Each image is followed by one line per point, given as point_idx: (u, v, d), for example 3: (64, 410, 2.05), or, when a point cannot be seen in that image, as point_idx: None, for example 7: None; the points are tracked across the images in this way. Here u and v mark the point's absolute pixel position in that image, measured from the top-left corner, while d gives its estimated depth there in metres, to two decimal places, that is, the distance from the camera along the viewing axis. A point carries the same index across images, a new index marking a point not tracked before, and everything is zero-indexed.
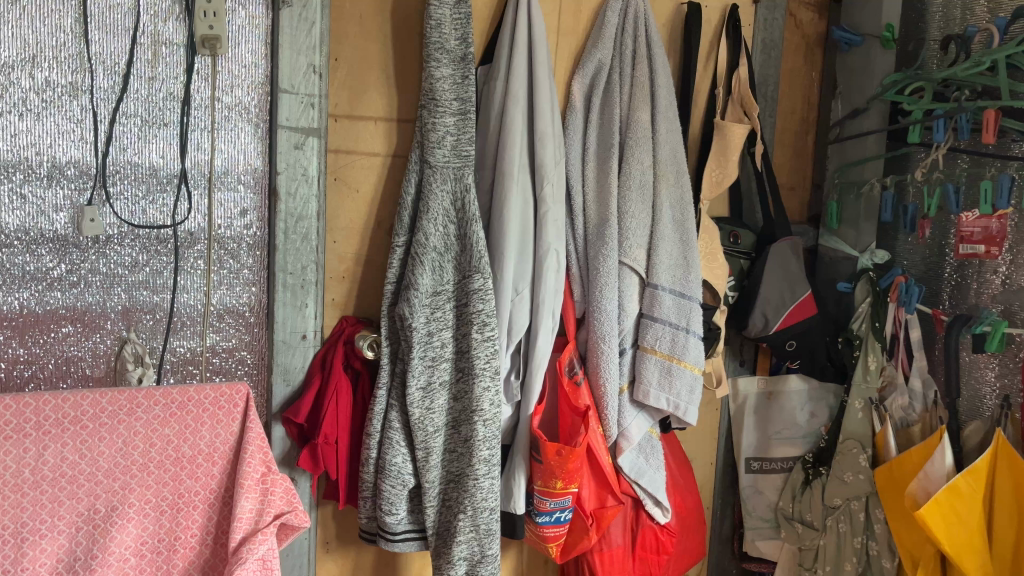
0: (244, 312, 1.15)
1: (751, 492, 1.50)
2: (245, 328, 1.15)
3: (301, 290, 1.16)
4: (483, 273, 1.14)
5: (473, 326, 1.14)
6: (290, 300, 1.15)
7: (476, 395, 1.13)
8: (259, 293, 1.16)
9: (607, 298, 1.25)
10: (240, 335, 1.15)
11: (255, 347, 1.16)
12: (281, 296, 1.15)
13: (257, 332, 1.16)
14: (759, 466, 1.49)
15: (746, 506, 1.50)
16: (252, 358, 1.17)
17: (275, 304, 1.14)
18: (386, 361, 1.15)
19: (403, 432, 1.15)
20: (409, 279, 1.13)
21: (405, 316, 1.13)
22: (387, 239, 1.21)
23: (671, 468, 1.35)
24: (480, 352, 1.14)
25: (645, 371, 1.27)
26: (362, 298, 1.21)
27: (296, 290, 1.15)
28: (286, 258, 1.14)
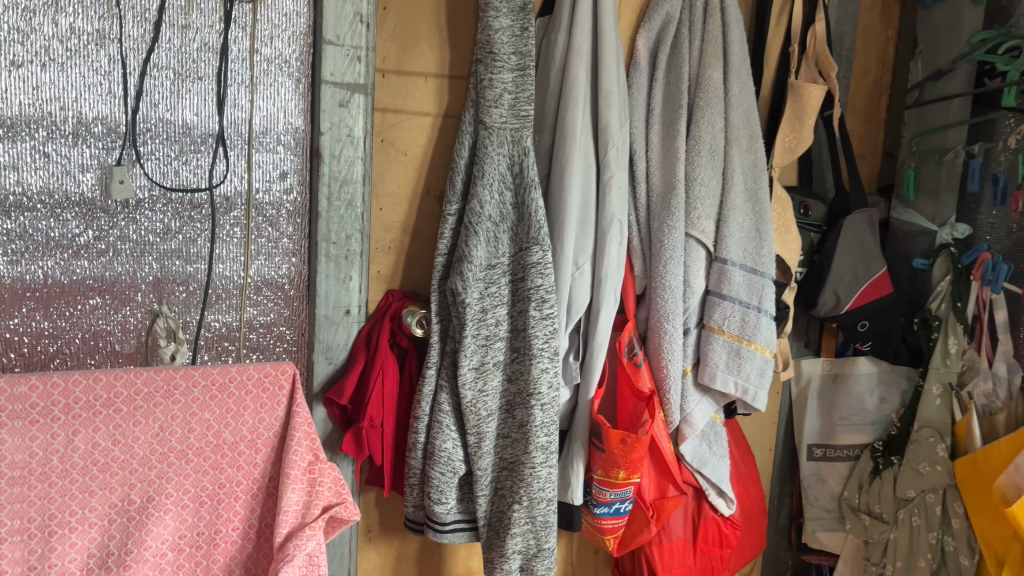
0: (283, 285, 1.07)
1: (813, 481, 1.41)
2: (284, 302, 1.07)
3: (345, 261, 1.07)
4: (543, 245, 1.04)
5: (530, 302, 1.04)
6: (333, 271, 1.06)
7: (533, 378, 1.05)
8: (300, 264, 1.07)
9: (673, 272, 1.15)
10: (280, 309, 1.07)
11: (296, 322, 1.08)
12: (322, 267, 1.05)
13: (297, 307, 1.08)
14: (823, 453, 1.40)
15: (807, 495, 1.41)
16: (292, 334, 1.08)
17: (317, 276, 1.06)
18: (436, 340, 1.07)
19: (454, 415, 1.07)
20: (463, 250, 1.04)
21: (458, 291, 1.04)
22: (436, 206, 1.11)
23: (735, 457, 1.27)
24: (538, 331, 1.05)
25: (712, 352, 1.18)
26: (408, 270, 1.12)
27: (339, 261, 1.06)
28: (328, 226, 1.05)
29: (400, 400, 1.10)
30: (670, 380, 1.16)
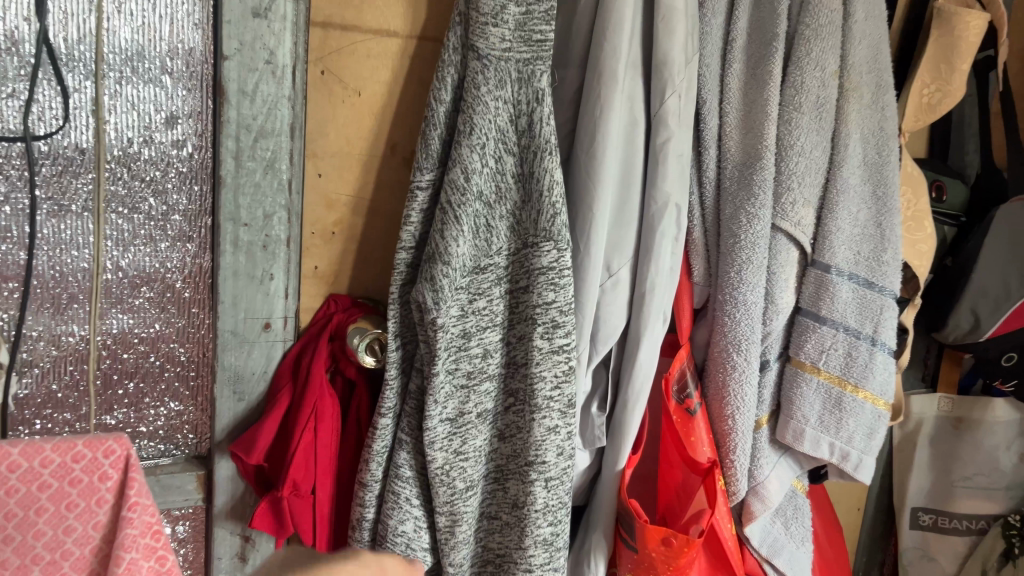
0: (175, 284, 0.73)
1: (915, 557, 1.05)
2: (174, 307, 0.73)
3: (265, 254, 0.72)
4: (559, 244, 0.69)
5: (535, 327, 0.70)
6: (248, 267, 0.72)
7: (535, 440, 0.70)
8: (200, 254, 0.73)
9: (753, 283, 0.79)
10: (169, 318, 0.73)
11: (194, 336, 0.75)
12: (229, 262, 0.71)
13: (196, 315, 0.74)
14: (932, 522, 1.04)
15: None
16: (188, 354, 0.75)
17: (218, 274, 0.71)
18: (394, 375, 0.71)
19: (418, 485, 0.73)
20: (436, 244, 0.68)
21: (425, 305, 0.69)
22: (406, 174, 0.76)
23: (819, 536, 0.91)
24: (545, 372, 0.70)
25: (800, 400, 0.82)
26: (363, 265, 0.77)
27: (254, 253, 0.72)
28: (237, 200, 0.70)
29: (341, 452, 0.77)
30: (738, 436, 0.82)
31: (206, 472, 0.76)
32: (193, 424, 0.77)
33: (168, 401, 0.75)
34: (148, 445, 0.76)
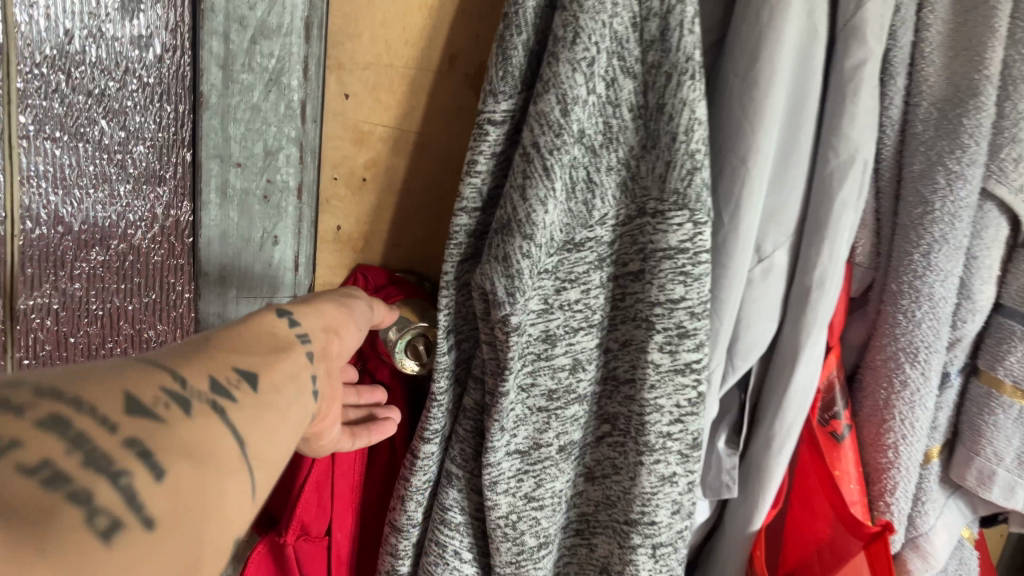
0: (141, 244, 0.52)
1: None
2: (141, 276, 0.53)
3: (266, 207, 0.52)
4: (696, 215, 0.46)
5: (654, 334, 0.48)
6: (241, 227, 0.52)
7: (642, 491, 0.49)
8: (175, 202, 0.52)
9: (946, 272, 0.56)
10: (134, 291, 0.53)
11: (169, 316, 0.54)
12: (215, 217, 0.51)
13: (171, 286, 0.54)
14: None
15: None
16: (160, 338, 0.55)
17: (201, 234, 0.52)
18: (443, 389, 0.50)
19: (472, 537, 0.53)
20: (514, 208, 0.46)
21: (492, 297, 0.47)
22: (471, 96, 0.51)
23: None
24: (663, 398, 0.48)
25: (992, 432, 0.59)
26: (404, 224, 0.55)
27: (251, 207, 0.51)
28: (226, 129, 0.49)
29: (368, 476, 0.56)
30: (901, 475, 0.61)
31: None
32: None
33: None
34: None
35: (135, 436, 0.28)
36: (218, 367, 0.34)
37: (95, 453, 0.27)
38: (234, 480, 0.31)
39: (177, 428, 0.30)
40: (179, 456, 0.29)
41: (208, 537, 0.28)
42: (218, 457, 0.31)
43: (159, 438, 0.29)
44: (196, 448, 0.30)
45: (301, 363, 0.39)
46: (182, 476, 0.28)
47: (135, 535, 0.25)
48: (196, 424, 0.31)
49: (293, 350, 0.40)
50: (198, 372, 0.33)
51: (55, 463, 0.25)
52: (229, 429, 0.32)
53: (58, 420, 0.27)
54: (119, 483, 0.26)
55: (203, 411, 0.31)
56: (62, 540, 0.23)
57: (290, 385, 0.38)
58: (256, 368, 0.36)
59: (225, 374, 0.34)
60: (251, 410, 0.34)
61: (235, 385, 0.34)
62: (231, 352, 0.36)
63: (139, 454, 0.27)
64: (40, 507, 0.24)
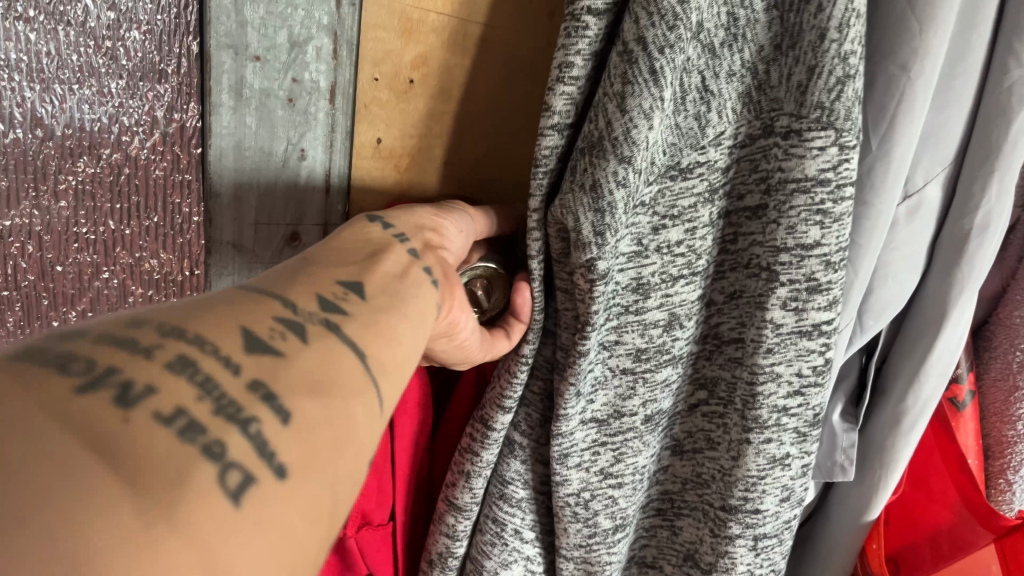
0: (138, 155, 0.43)
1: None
2: (139, 194, 0.44)
3: (292, 113, 0.42)
4: (843, 137, 0.36)
5: (775, 286, 0.38)
6: (261, 137, 0.42)
7: (745, 474, 0.41)
8: (177, 104, 0.42)
9: None
10: (132, 213, 0.44)
11: (174, 243, 0.46)
12: (228, 124, 0.41)
13: (175, 208, 0.45)
14: None
15: None
16: (163, 269, 0.46)
17: (211, 146, 0.41)
18: (527, 360, 0.41)
19: (535, 514, 0.45)
20: (609, 122, 0.35)
21: (577, 236, 0.36)
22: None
23: None
24: (779, 364, 0.39)
25: None
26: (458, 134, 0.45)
27: (271, 112, 0.42)
28: (242, 12, 0.38)
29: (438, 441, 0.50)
30: None
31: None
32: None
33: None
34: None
35: (259, 377, 0.23)
36: (324, 283, 0.29)
37: (222, 399, 0.21)
38: (362, 402, 0.25)
39: (300, 361, 0.24)
40: (306, 390, 0.24)
41: (347, 471, 0.24)
42: (344, 381, 0.25)
43: (282, 374, 0.23)
44: (326, 378, 0.25)
45: (403, 266, 0.34)
46: (313, 414, 0.23)
47: (271, 490, 0.21)
48: (325, 346, 0.26)
49: (391, 254, 0.34)
50: (306, 291, 0.28)
51: (191, 411, 0.20)
52: (355, 347, 0.27)
53: (186, 362, 0.22)
54: (250, 431, 0.21)
55: (324, 335, 0.26)
56: (194, 517, 0.18)
57: (410, 281, 0.33)
58: (364, 277, 0.31)
59: (331, 290, 0.29)
60: (367, 322, 0.29)
61: (343, 298, 0.29)
62: (333, 265, 0.31)
63: (264, 397, 0.22)
64: (172, 471, 0.19)
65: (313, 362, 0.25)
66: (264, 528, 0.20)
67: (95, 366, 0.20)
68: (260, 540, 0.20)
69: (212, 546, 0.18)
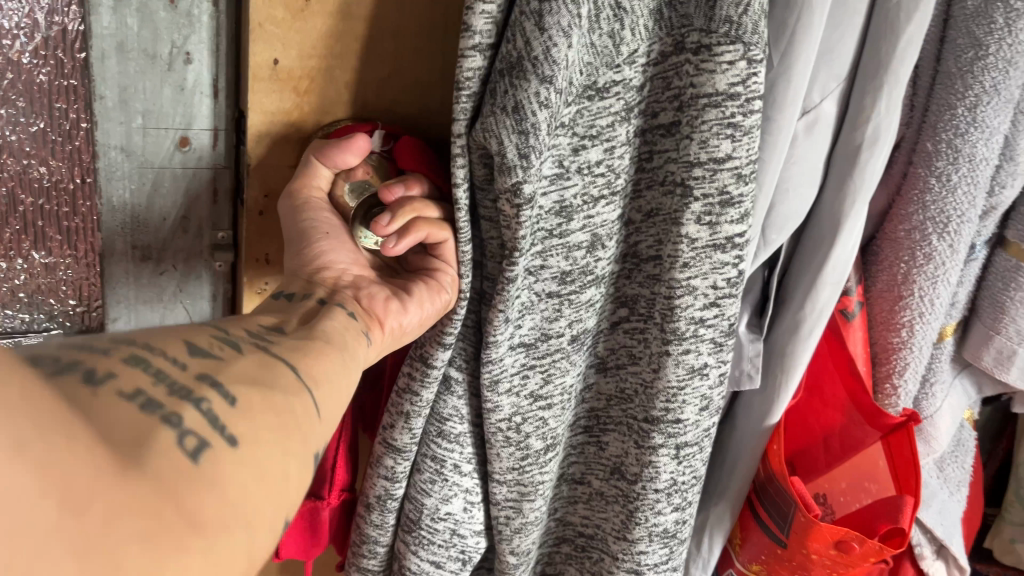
0: (20, 59, 0.41)
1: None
2: (24, 99, 0.42)
3: (173, 15, 0.42)
4: (751, 50, 0.37)
5: (691, 203, 0.39)
6: (143, 39, 0.42)
7: (666, 385, 0.43)
8: (59, 6, 0.40)
9: (991, 129, 0.50)
10: (16, 119, 0.42)
11: (60, 149, 0.44)
12: (108, 24, 0.41)
13: (62, 114, 0.43)
14: None
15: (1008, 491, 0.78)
16: (53, 177, 0.44)
17: (91, 46, 0.41)
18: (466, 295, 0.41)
19: (474, 447, 0.46)
20: (528, 41, 0.35)
21: (502, 160, 0.37)
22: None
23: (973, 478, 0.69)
24: (695, 278, 0.40)
25: (1014, 309, 0.57)
26: (376, 60, 0.41)
27: (154, 16, 0.42)
28: None
29: (366, 396, 0.51)
30: (911, 353, 0.57)
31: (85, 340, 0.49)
32: (72, 287, 0.48)
33: (30, 251, 0.46)
34: (5, 315, 0.47)
35: (205, 371, 0.27)
36: (248, 321, 0.33)
37: (174, 386, 0.26)
38: (298, 399, 0.29)
39: (240, 366, 0.29)
40: (246, 385, 0.28)
41: (292, 466, 0.27)
42: (278, 383, 0.29)
43: (223, 373, 0.28)
44: (263, 376, 0.29)
45: (322, 313, 0.37)
46: (253, 401, 0.27)
47: (225, 456, 0.24)
48: (256, 358, 0.30)
49: (308, 307, 0.37)
50: (238, 326, 0.32)
51: (148, 392, 0.24)
52: (287, 362, 0.31)
53: (138, 359, 0.26)
54: (203, 407, 0.25)
55: (259, 353, 0.30)
56: (161, 470, 0.22)
57: (329, 319, 0.36)
58: (287, 321, 0.35)
59: (256, 330, 0.33)
60: (294, 349, 0.32)
61: (268, 334, 0.33)
62: (256, 314, 0.35)
63: (211, 385, 0.27)
64: (138, 436, 0.23)
65: (252, 365, 0.29)
66: (217, 487, 0.24)
67: (58, 358, 0.23)
68: (213, 494, 0.23)
69: (175, 491, 0.22)
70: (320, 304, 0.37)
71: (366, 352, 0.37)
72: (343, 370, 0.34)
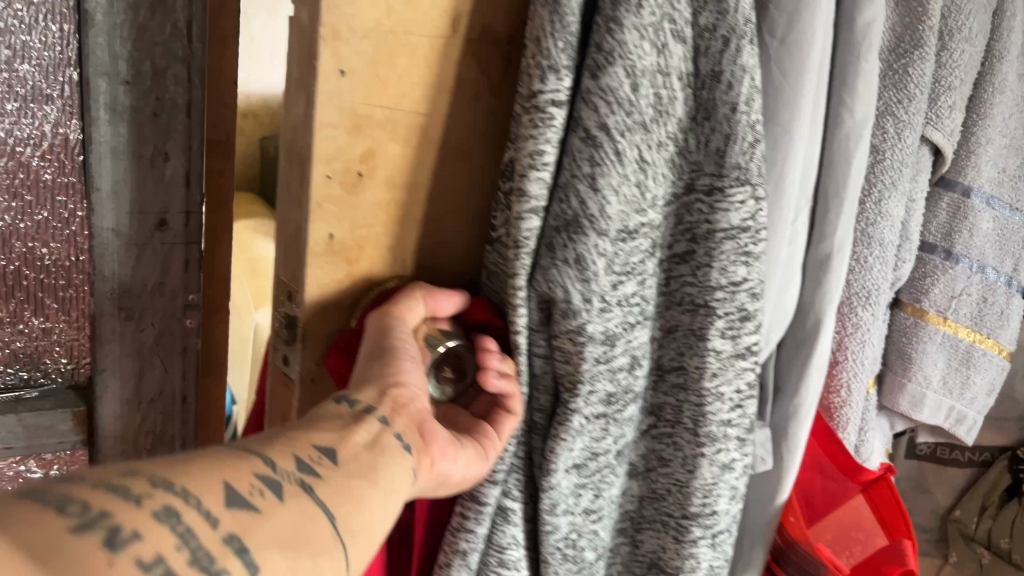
0: (30, 161, 0.49)
1: (909, 487, 0.90)
2: (29, 193, 0.50)
3: None
4: (757, 190, 0.43)
5: (715, 321, 0.45)
6: None
7: (703, 483, 0.47)
8: (65, 113, 0.50)
9: (893, 218, 0.61)
10: (22, 208, 0.51)
11: (60, 234, 0.52)
12: None
13: (62, 204, 0.51)
14: (930, 452, 0.89)
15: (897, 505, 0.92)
16: (53, 256, 0.52)
17: (90, 151, 0.47)
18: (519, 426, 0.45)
19: (527, 570, 0.48)
20: (582, 201, 0.40)
21: (568, 305, 0.41)
22: (514, 42, 0.44)
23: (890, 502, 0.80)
24: (724, 385, 0.46)
25: (920, 357, 0.68)
26: (415, 220, 0.44)
27: (142, 125, 0.48)
28: None
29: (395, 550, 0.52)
30: (851, 410, 0.65)
31: (87, 407, 0.54)
32: (64, 348, 0.54)
33: (30, 318, 0.53)
34: (5, 376, 0.54)
35: (232, 532, 0.28)
36: (302, 444, 0.34)
37: (196, 552, 0.27)
38: (329, 561, 0.30)
39: (272, 520, 0.30)
40: (276, 549, 0.29)
41: None
42: (313, 540, 0.30)
43: (252, 537, 0.28)
44: (294, 536, 0.30)
45: (372, 433, 0.37)
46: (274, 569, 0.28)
47: None
48: (295, 507, 0.31)
49: (361, 424, 0.37)
50: (285, 453, 0.33)
51: (166, 560, 0.25)
52: (328, 513, 0.32)
53: (169, 513, 0.27)
54: None
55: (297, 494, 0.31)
56: None
57: (381, 448, 0.37)
58: (337, 441, 0.36)
59: (308, 452, 0.34)
60: (339, 487, 0.33)
61: (317, 461, 0.34)
62: (306, 429, 0.35)
63: (237, 550, 0.28)
64: None
65: (287, 519, 0.30)
66: None
67: (91, 510, 0.25)
68: None
69: None
70: (381, 425, 0.38)
71: (415, 479, 0.38)
72: (381, 504, 0.35)
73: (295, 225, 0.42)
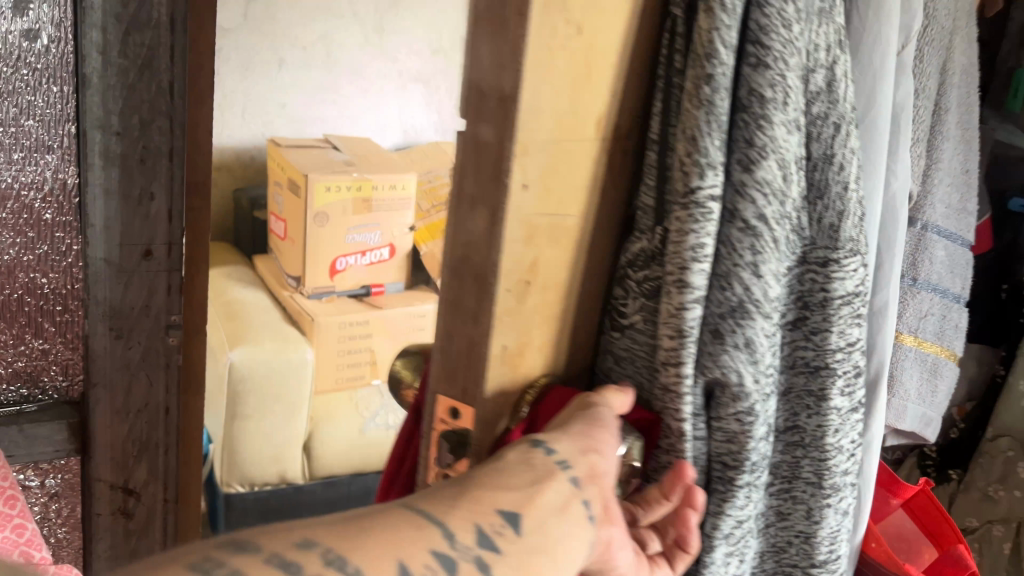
0: (33, 204, 0.61)
1: None
2: (32, 230, 0.62)
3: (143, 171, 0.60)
4: (864, 257, 0.47)
5: (835, 382, 0.48)
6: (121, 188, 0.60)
7: (828, 530, 0.51)
8: (61, 167, 0.60)
9: None
10: (25, 244, 0.62)
11: (58, 264, 0.63)
12: (99, 179, 0.59)
13: (59, 239, 0.62)
14: None
15: None
16: (52, 284, 0.64)
17: (88, 192, 0.59)
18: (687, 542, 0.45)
19: None
20: (745, 288, 0.42)
21: (741, 388, 0.43)
22: (634, 135, 0.45)
23: None
24: (842, 437, 0.49)
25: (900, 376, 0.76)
26: (559, 319, 0.44)
27: (131, 169, 0.60)
28: (107, 104, 0.58)
29: None
30: None
31: (80, 418, 0.66)
32: (59, 366, 0.66)
33: (30, 340, 0.64)
34: (9, 395, 0.65)
35: None
36: (483, 512, 0.34)
37: None
38: None
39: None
40: None
41: None
42: None
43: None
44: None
45: (561, 493, 0.37)
46: None
47: None
48: None
49: (552, 479, 0.37)
50: (464, 521, 0.34)
51: None
52: None
53: None
54: None
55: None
56: None
57: (568, 515, 0.37)
58: (523, 506, 0.36)
59: (491, 520, 0.34)
60: (515, 562, 0.34)
61: (498, 531, 0.34)
62: (497, 487, 0.36)
63: None
64: None
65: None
66: None
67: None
68: None
69: None
70: (571, 487, 0.38)
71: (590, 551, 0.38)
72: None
73: (468, 341, 0.41)
